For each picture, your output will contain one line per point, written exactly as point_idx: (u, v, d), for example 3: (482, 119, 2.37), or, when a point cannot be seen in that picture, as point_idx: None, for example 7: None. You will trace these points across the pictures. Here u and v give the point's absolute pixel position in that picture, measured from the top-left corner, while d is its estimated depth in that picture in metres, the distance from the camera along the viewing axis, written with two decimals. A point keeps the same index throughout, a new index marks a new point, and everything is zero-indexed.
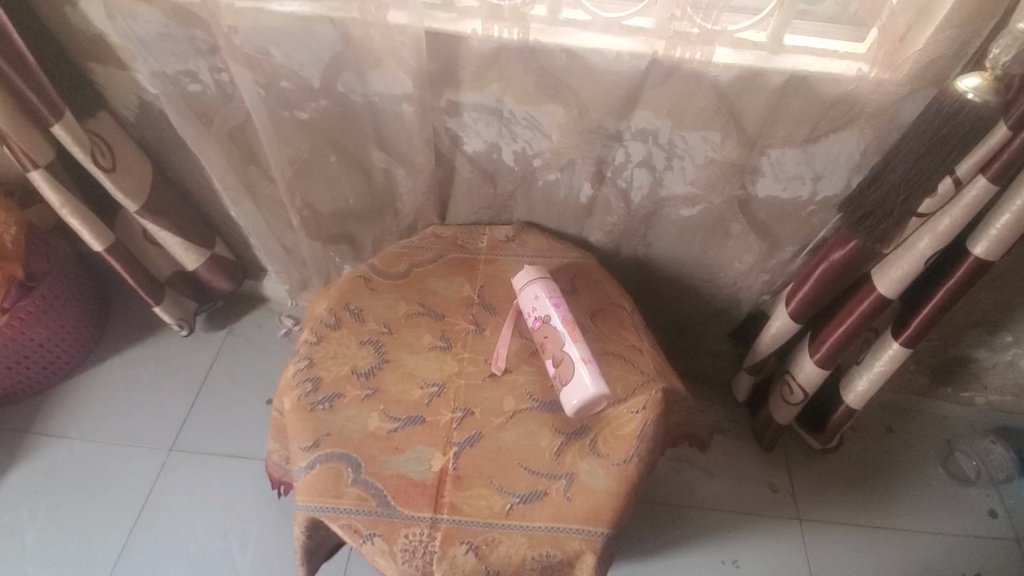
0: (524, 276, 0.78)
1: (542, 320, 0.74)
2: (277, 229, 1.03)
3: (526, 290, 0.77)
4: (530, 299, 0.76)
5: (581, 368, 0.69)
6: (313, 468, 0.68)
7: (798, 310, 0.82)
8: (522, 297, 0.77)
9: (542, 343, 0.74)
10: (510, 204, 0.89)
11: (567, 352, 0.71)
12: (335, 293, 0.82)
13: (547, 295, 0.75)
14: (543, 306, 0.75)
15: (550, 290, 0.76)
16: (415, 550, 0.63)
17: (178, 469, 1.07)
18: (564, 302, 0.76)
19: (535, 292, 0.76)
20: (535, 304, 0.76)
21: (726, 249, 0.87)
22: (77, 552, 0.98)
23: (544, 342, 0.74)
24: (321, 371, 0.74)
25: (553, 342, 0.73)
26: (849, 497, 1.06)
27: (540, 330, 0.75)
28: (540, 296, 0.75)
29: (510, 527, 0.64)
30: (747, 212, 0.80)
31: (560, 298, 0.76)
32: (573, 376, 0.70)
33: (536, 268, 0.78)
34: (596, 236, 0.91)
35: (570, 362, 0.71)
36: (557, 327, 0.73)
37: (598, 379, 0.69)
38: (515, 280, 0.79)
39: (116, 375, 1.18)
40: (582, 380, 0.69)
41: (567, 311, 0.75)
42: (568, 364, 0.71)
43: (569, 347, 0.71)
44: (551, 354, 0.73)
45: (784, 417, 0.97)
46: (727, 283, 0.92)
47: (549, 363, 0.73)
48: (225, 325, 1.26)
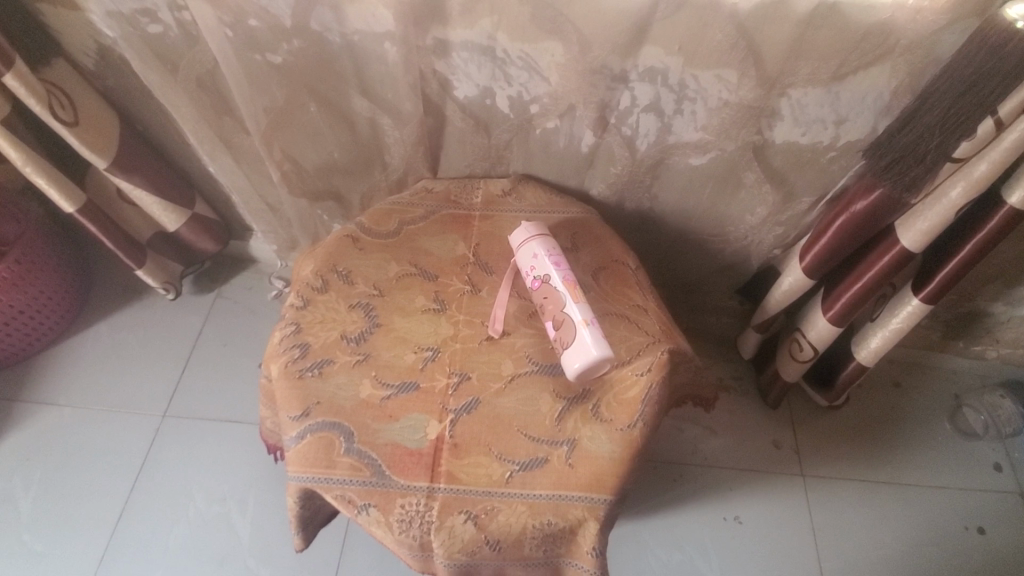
0: (521, 231, 0.74)
1: (540, 282, 0.70)
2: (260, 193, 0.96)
3: (523, 247, 0.73)
4: (528, 258, 0.72)
5: (582, 331, 0.66)
6: (303, 438, 0.64)
7: (813, 265, 0.77)
8: (519, 256, 0.73)
9: (540, 305, 0.71)
10: (506, 155, 0.83)
11: (568, 313, 0.67)
12: (321, 254, 0.78)
13: (545, 252, 0.71)
14: (541, 265, 0.71)
15: (549, 248, 0.72)
16: (412, 520, 0.60)
17: (173, 434, 1.05)
18: (564, 261, 0.72)
19: (533, 250, 0.72)
20: (532, 262, 0.71)
21: (736, 201, 0.81)
22: (75, 518, 0.97)
23: (544, 303, 0.70)
24: (309, 337, 0.71)
25: (551, 303, 0.69)
26: (854, 453, 1.05)
27: (538, 291, 0.71)
28: (539, 254, 0.71)
29: (510, 495, 0.61)
30: (762, 160, 0.74)
31: (560, 255, 0.72)
32: (574, 339, 0.66)
33: (535, 223, 0.74)
34: (598, 188, 0.85)
35: (568, 324, 0.67)
36: (557, 286, 0.69)
37: (598, 343, 0.65)
38: (511, 236, 0.75)
39: (105, 342, 1.15)
40: (580, 343, 0.65)
41: (568, 270, 0.71)
42: (569, 326, 0.67)
43: (570, 310, 0.67)
44: (550, 316, 0.69)
45: (791, 375, 0.94)
46: (737, 238, 0.87)
47: (548, 325, 0.70)
48: (214, 288, 1.22)
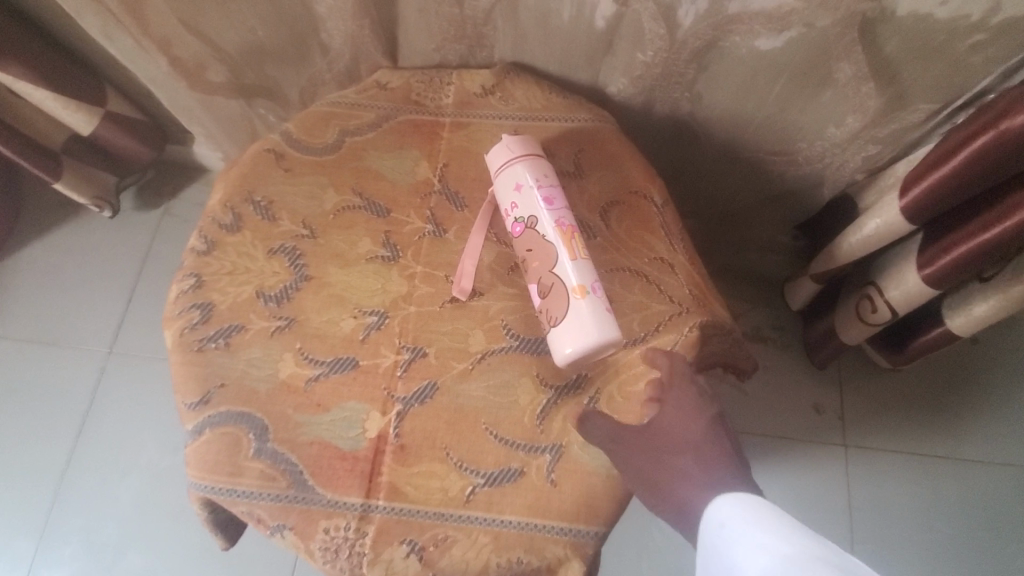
0: (502, 148, 0.52)
1: (525, 226, 0.50)
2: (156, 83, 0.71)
3: (504, 173, 0.51)
4: (509, 190, 0.51)
5: (577, 302, 0.47)
6: (200, 434, 0.49)
7: (916, 205, 0.55)
8: (498, 185, 0.52)
9: (522, 257, 0.51)
10: (489, 34, 0.58)
11: (560, 276, 0.48)
12: (234, 177, 0.58)
13: (535, 183, 0.50)
14: (527, 201, 0.50)
15: (541, 177, 0.51)
16: (338, 550, 0.45)
17: (121, 372, 0.93)
18: (559, 196, 0.51)
19: (517, 178, 0.51)
20: (515, 197, 0.51)
21: (816, 107, 0.57)
22: (19, 463, 0.88)
23: (528, 257, 0.50)
24: (215, 294, 0.53)
25: (538, 257, 0.49)
26: (910, 421, 0.87)
27: (520, 238, 0.51)
28: (524, 186, 0.50)
29: (469, 521, 0.45)
30: (869, 44, 0.49)
31: (555, 188, 0.51)
32: (565, 313, 0.47)
33: (523, 138, 0.52)
34: (618, 85, 0.60)
35: (559, 290, 0.48)
36: (546, 235, 0.49)
37: (598, 320, 0.46)
38: (489, 154, 0.54)
39: (39, 265, 1.00)
40: (574, 319, 0.47)
41: (563, 210, 0.50)
42: (559, 295, 0.48)
43: (563, 270, 0.48)
44: (534, 274, 0.50)
45: (852, 336, 0.75)
46: (806, 158, 0.64)
47: (531, 286, 0.50)
48: (160, 203, 1.04)
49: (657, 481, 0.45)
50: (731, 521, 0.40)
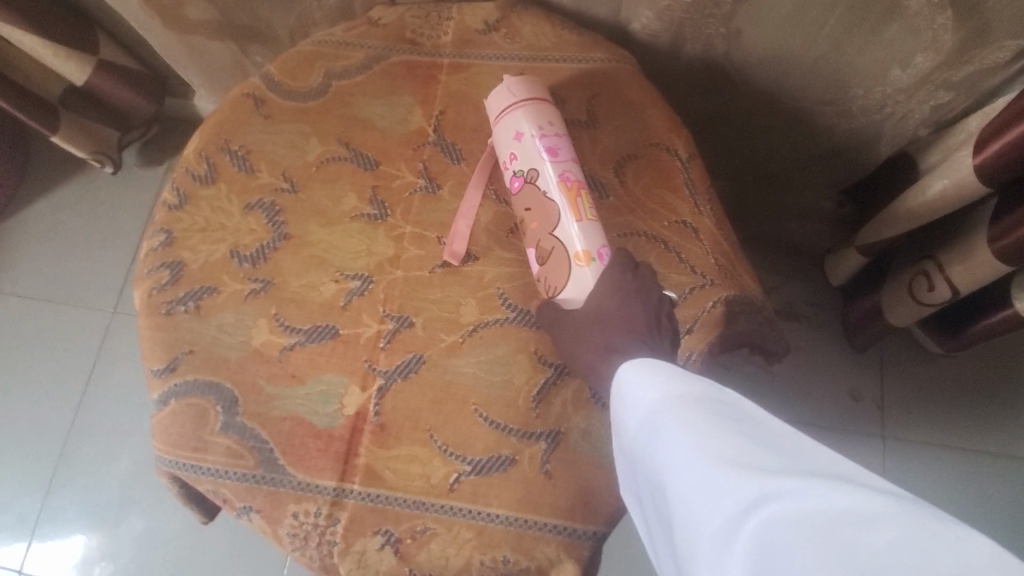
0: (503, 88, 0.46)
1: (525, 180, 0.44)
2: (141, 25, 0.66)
3: (503, 118, 0.45)
4: (509, 138, 0.45)
5: (581, 272, 0.42)
6: (166, 404, 0.45)
7: (994, 164, 0.46)
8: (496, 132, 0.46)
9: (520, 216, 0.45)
10: None
11: (561, 240, 0.43)
12: (211, 124, 0.52)
13: (537, 131, 0.44)
14: (529, 152, 0.44)
15: (546, 124, 0.44)
16: (307, 538, 0.41)
17: (125, 333, 0.92)
18: (565, 147, 0.44)
19: (518, 126, 0.44)
20: (515, 146, 0.45)
21: (878, 45, 0.48)
22: (27, 419, 0.89)
23: (526, 216, 0.45)
24: (186, 253, 0.49)
25: (539, 218, 0.44)
26: (963, 414, 0.79)
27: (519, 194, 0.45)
28: (525, 136, 0.44)
29: (452, 513, 0.41)
30: None
31: (561, 137, 0.45)
32: (566, 282, 0.42)
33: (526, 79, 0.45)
34: (642, 20, 0.52)
35: (561, 256, 0.42)
36: (548, 194, 0.43)
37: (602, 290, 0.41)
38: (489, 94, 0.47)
39: (46, 222, 0.98)
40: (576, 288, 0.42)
41: (569, 163, 0.44)
42: (560, 262, 0.43)
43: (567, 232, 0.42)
44: (534, 236, 0.44)
45: (899, 317, 0.67)
46: (861, 110, 0.55)
47: (529, 249, 0.45)
48: (164, 160, 1.00)
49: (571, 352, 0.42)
50: (621, 382, 0.35)
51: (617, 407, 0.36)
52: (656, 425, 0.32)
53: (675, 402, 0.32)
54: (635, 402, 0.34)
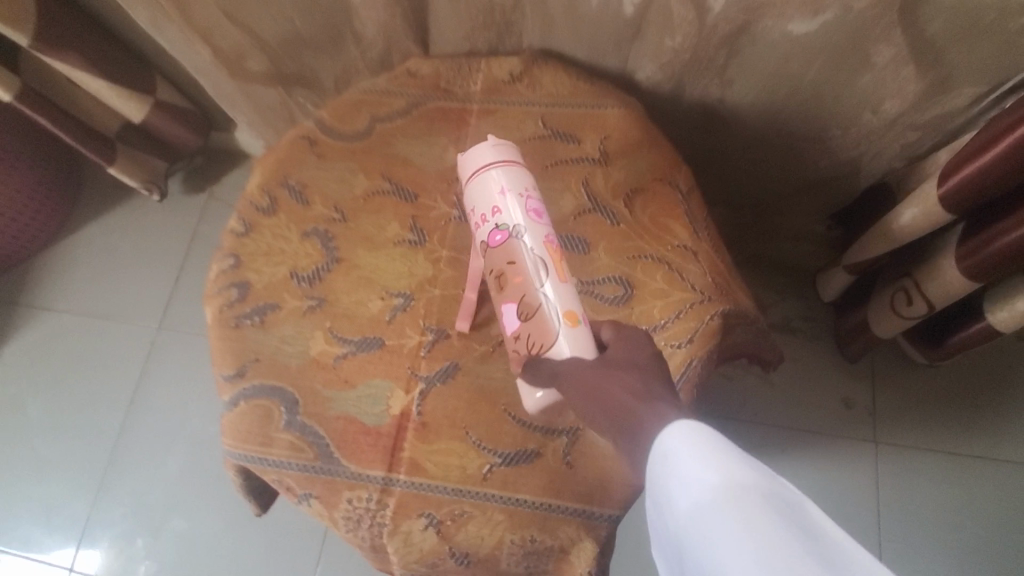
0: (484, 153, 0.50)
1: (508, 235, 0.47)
2: (201, 72, 0.75)
3: (486, 177, 0.49)
4: (491, 195, 0.48)
5: (567, 332, 0.43)
6: (235, 406, 0.51)
7: (956, 193, 0.53)
8: (476, 192, 0.49)
9: (500, 273, 0.47)
10: (517, 21, 0.59)
11: (544, 298, 0.45)
12: (271, 162, 0.60)
13: (519, 189, 0.48)
14: (510, 208, 0.48)
15: (527, 184, 0.49)
16: (361, 520, 0.47)
17: (169, 347, 0.99)
18: (541, 211, 0.49)
19: (502, 183, 0.48)
20: (498, 202, 0.48)
21: (852, 93, 0.55)
22: (79, 428, 0.96)
23: (506, 270, 0.47)
24: (251, 274, 0.56)
25: (523, 272, 0.46)
26: (945, 421, 0.85)
27: (501, 250, 0.47)
28: (508, 196, 0.48)
29: (485, 499, 0.47)
30: (909, 27, 0.47)
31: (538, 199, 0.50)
32: (550, 341, 0.44)
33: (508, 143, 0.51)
34: (646, 71, 0.60)
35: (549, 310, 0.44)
36: (530, 251, 0.46)
37: (594, 344, 0.43)
38: (465, 158, 0.51)
39: (96, 245, 1.06)
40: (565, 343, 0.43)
41: (546, 227, 0.48)
42: (544, 318, 0.44)
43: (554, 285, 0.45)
44: (517, 290, 0.46)
45: (885, 330, 0.73)
46: (841, 146, 0.62)
47: (511, 306, 0.46)
48: (206, 188, 1.08)
49: (597, 401, 0.37)
50: (673, 446, 0.31)
51: (656, 474, 0.31)
52: (713, 512, 0.27)
53: (742, 493, 0.27)
54: (687, 478, 0.29)
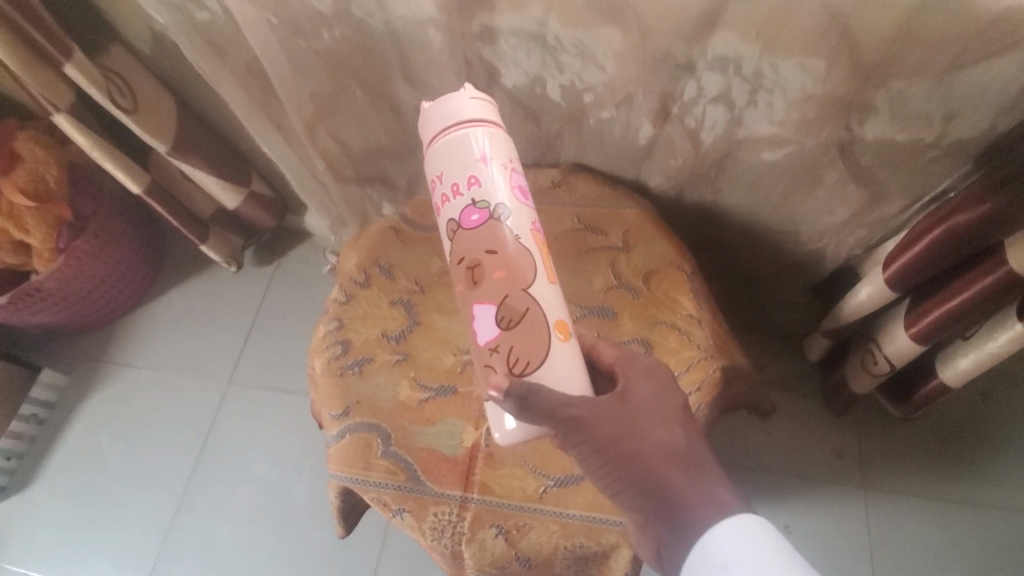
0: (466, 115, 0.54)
1: (491, 212, 0.51)
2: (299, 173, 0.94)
3: (468, 140, 0.52)
4: (470, 171, 0.52)
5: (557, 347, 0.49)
6: (342, 437, 0.65)
7: (897, 276, 0.69)
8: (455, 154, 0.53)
9: (481, 261, 0.51)
10: (557, 144, 0.77)
11: (530, 299, 0.50)
12: (365, 247, 0.77)
13: (502, 161, 0.53)
14: (491, 177, 0.52)
15: (510, 159, 0.54)
16: (444, 529, 0.60)
17: (237, 400, 1.13)
18: (517, 193, 0.53)
19: (483, 149, 0.52)
20: (479, 169, 0.52)
21: (813, 200, 0.72)
22: (152, 473, 1.07)
23: (489, 259, 0.50)
24: (351, 334, 0.71)
25: (505, 264, 0.50)
26: (923, 469, 0.97)
27: (482, 228, 0.51)
28: (491, 177, 0.52)
29: (542, 512, 0.60)
30: (848, 158, 0.65)
31: (522, 177, 0.54)
32: (541, 351, 0.48)
33: (488, 103, 0.54)
34: (656, 180, 0.78)
35: (550, 324, 0.49)
36: (513, 239, 0.51)
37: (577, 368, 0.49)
38: (442, 115, 0.53)
39: (175, 309, 1.22)
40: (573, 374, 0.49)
41: (525, 213, 0.53)
42: (530, 319, 0.49)
43: (546, 286, 0.50)
44: (499, 285, 0.50)
45: (861, 385, 0.87)
46: (810, 237, 0.79)
47: (491, 304, 0.50)
48: (273, 261, 1.25)
49: (636, 469, 0.48)
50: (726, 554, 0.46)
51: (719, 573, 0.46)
52: None
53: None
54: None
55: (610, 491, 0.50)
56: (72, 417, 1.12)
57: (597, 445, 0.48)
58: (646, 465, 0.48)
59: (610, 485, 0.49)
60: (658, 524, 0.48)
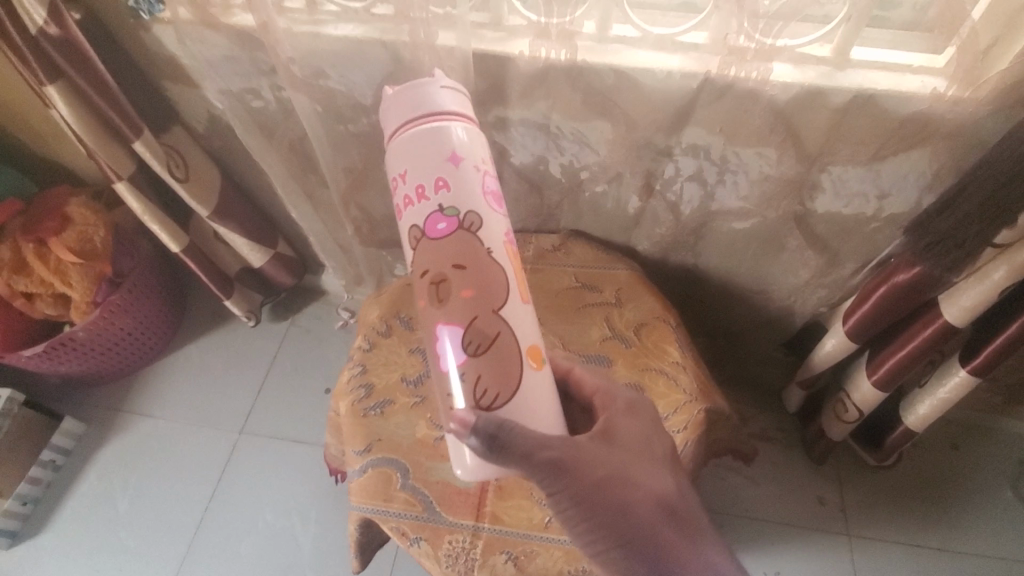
0: (435, 112, 0.55)
1: (460, 219, 0.53)
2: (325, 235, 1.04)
3: (436, 142, 0.54)
4: (438, 175, 0.53)
5: (526, 374, 0.52)
6: (364, 472, 0.72)
7: (855, 329, 0.78)
8: (424, 155, 0.54)
9: (449, 276, 0.53)
10: (557, 213, 0.89)
11: (497, 318, 0.52)
12: (385, 301, 0.85)
13: (471, 164, 0.55)
14: (459, 182, 0.54)
15: (479, 158, 0.56)
16: (458, 556, 0.66)
17: (247, 450, 1.17)
18: (486, 195, 0.55)
19: (452, 150, 0.54)
20: (448, 173, 0.54)
21: (780, 263, 0.84)
22: (163, 521, 1.10)
23: (456, 270, 0.53)
24: (373, 378, 0.79)
25: (471, 276, 0.52)
26: (903, 516, 1.03)
27: (452, 236, 0.53)
28: (456, 180, 0.53)
29: (548, 540, 0.66)
30: (804, 228, 0.77)
31: (490, 178, 0.57)
32: (511, 378, 0.52)
33: (459, 97, 0.56)
34: (643, 245, 0.89)
35: (518, 354, 0.52)
36: (481, 249, 0.53)
37: (545, 399, 0.53)
38: (413, 109, 0.55)
39: (193, 361, 1.28)
40: (539, 409, 0.52)
41: (494, 221, 0.54)
42: (498, 341, 0.52)
43: (516, 307, 0.53)
44: (466, 301, 0.52)
45: (836, 432, 0.95)
46: (779, 296, 0.89)
47: (457, 326, 0.52)
48: (289, 317, 1.34)
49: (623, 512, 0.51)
50: None
51: None
52: None
53: None
54: None
55: (593, 545, 0.53)
56: (86, 465, 1.17)
57: (589, 490, 0.51)
58: (634, 512, 0.52)
59: (591, 536, 0.52)
60: (639, 571, 0.51)
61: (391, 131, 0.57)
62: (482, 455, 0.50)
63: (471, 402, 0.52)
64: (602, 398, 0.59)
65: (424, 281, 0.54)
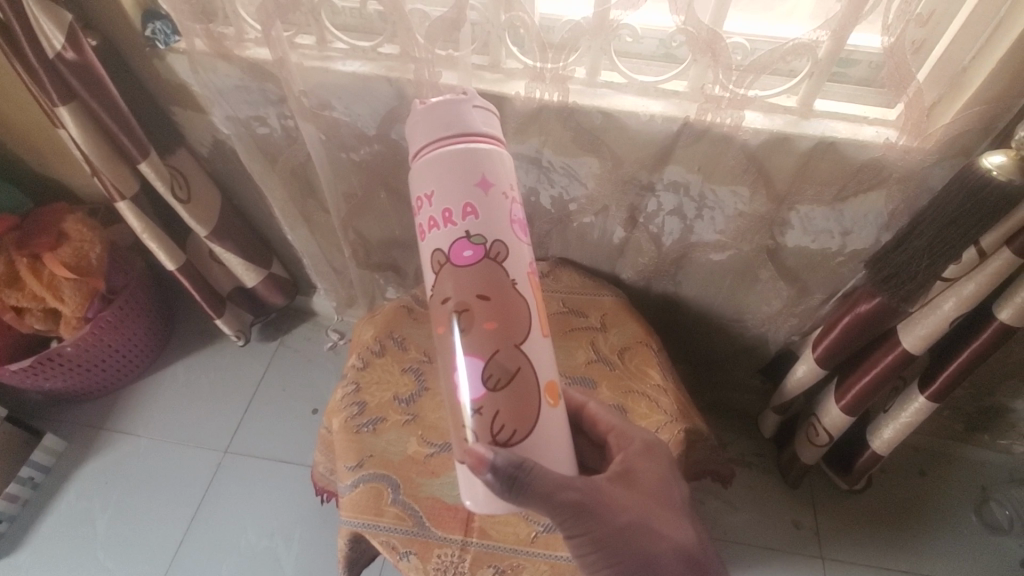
0: (466, 134, 0.56)
1: (487, 248, 0.55)
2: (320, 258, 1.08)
3: (468, 167, 0.55)
4: (467, 203, 0.55)
5: (545, 411, 0.54)
6: (356, 487, 0.73)
7: (824, 356, 0.83)
8: (453, 178, 0.56)
9: (472, 305, 0.54)
10: (546, 242, 0.94)
11: (519, 352, 0.54)
12: (379, 321, 0.88)
13: (499, 192, 0.57)
14: (487, 211, 0.56)
15: (507, 185, 0.57)
16: (447, 569, 0.68)
17: (232, 469, 1.17)
18: (512, 226, 0.57)
19: (482, 177, 0.56)
20: (477, 201, 0.55)
21: (754, 292, 0.89)
22: (142, 540, 1.09)
23: (481, 301, 0.54)
24: (367, 396, 0.81)
25: (494, 307, 0.54)
26: (874, 539, 1.07)
27: (477, 264, 0.55)
28: (484, 212, 0.56)
29: (534, 553, 0.68)
30: (776, 261, 0.83)
31: (516, 206, 0.59)
32: (530, 413, 0.53)
33: (491, 122, 0.57)
34: (627, 273, 0.94)
35: (536, 389, 0.54)
36: (505, 281, 0.55)
37: (558, 434, 0.55)
38: (445, 131, 0.56)
39: (179, 379, 1.28)
40: (551, 443, 0.54)
41: (518, 252, 0.57)
42: (520, 376, 0.54)
43: (536, 342, 0.56)
44: (488, 332, 0.54)
45: (809, 456, 0.99)
46: (755, 324, 0.95)
47: (478, 359, 0.54)
48: (278, 337, 1.35)
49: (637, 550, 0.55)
50: None
51: None
52: None
53: None
54: None
55: None
56: (65, 483, 1.15)
57: (608, 531, 0.54)
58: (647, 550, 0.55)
59: None
60: None
61: (419, 148, 0.58)
62: (499, 492, 0.50)
63: (488, 435, 0.53)
64: (617, 438, 0.63)
65: (447, 308, 0.56)
